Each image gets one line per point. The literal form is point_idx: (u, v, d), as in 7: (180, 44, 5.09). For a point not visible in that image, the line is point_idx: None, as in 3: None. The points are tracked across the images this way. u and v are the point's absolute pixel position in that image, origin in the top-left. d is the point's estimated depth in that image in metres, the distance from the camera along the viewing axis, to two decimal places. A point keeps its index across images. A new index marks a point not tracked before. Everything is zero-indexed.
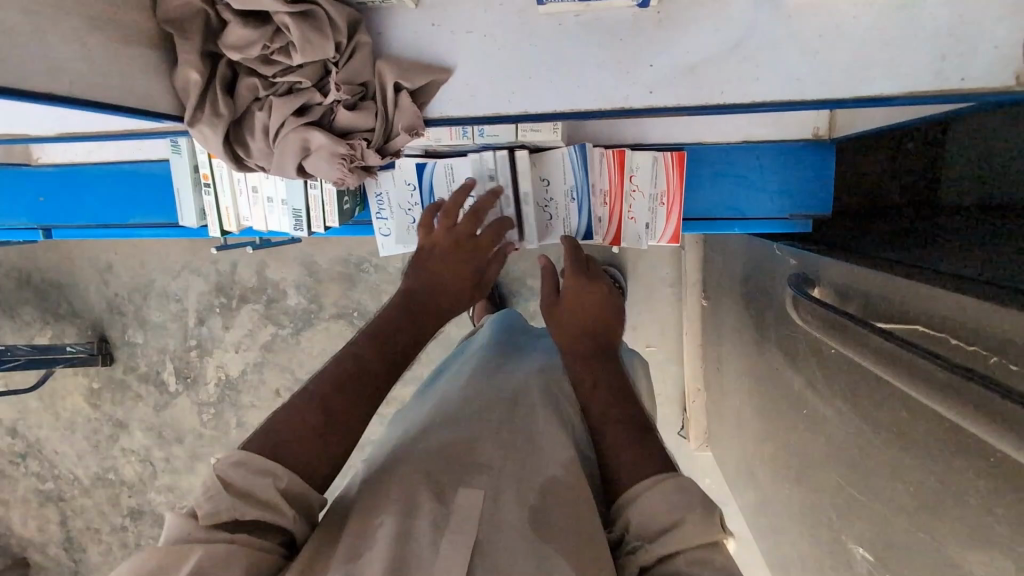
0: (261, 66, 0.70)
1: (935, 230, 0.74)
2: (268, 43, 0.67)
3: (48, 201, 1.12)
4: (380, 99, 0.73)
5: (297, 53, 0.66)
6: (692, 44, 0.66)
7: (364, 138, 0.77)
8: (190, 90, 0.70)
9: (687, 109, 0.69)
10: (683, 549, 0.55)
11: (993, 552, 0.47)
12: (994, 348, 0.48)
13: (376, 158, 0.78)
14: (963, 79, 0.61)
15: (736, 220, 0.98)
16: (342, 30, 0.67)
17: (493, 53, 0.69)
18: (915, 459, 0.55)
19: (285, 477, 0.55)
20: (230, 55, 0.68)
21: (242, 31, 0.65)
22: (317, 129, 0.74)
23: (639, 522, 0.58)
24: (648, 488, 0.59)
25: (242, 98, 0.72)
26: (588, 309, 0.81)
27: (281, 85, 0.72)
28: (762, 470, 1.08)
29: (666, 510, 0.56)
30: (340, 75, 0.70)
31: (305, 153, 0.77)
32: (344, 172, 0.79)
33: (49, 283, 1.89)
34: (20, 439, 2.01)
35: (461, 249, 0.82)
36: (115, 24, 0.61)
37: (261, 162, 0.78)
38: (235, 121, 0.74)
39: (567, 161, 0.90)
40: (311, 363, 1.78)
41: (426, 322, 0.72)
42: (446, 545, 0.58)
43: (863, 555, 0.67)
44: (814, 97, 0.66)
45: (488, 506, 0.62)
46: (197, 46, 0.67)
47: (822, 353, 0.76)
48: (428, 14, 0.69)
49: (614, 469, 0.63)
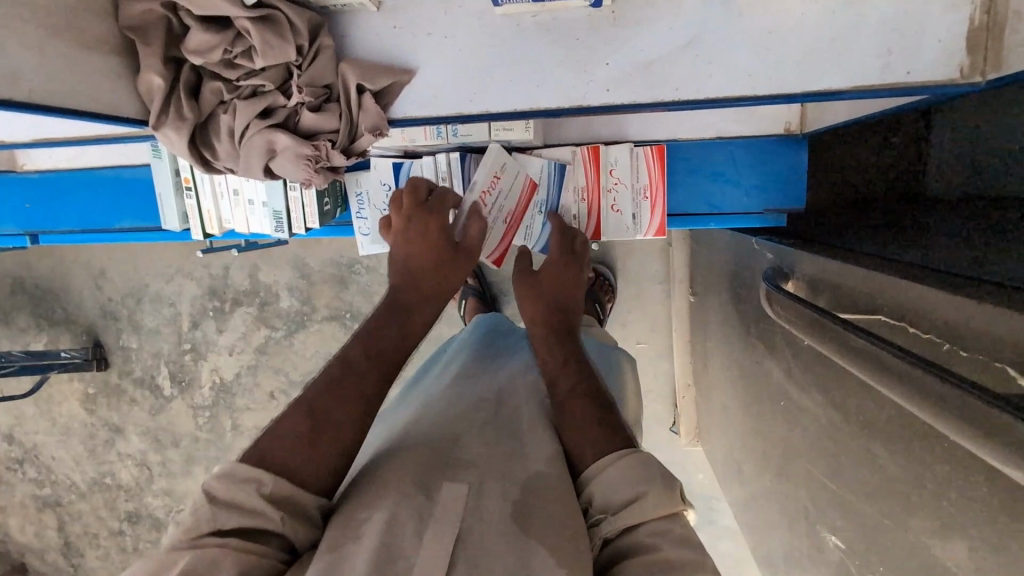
0: (225, 70, 0.71)
1: (904, 222, 0.75)
2: (230, 47, 0.68)
3: (35, 207, 1.12)
4: (344, 101, 0.74)
5: (259, 57, 0.68)
6: (644, 43, 0.67)
7: (329, 139, 0.77)
8: (154, 94, 0.71)
9: (643, 107, 0.70)
10: (647, 519, 0.60)
11: (950, 534, 0.47)
12: (945, 335, 0.49)
13: (341, 158, 0.78)
14: (909, 73, 0.63)
15: (712, 216, 0.99)
16: (302, 33, 0.68)
17: (454, 53, 0.71)
18: (879, 444, 0.56)
19: (269, 483, 0.57)
20: (192, 60, 0.69)
21: (204, 36, 0.67)
22: (281, 131, 0.75)
23: (611, 487, 0.62)
24: (620, 458, 0.64)
25: (207, 102, 0.74)
26: (564, 284, 0.88)
27: (246, 88, 0.73)
28: (747, 463, 1.08)
29: (632, 484, 0.61)
30: (302, 78, 0.71)
31: (271, 155, 0.78)
32: (310, 172, 0.79)
33: (43, 290, 1.90)
34: (18, 446, 2.02)
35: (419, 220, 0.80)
36: (80, 32, 0.62)
37: (228, 164, 0.79)
38: (201, 123, 0.75)
39: (519, 185, 0.91)
40: (305, 365, 1.79)
41: (411, 319, 0.72)
42: (428, 535, 0.58)
43: (836, 544, 0.67)
44: (769, 92, 0.67)
45: (469, 497, 0.63)
46: (160, 51, 0.68)
47: (797, 344, 0.77)
48: (389, 18, 0.70)
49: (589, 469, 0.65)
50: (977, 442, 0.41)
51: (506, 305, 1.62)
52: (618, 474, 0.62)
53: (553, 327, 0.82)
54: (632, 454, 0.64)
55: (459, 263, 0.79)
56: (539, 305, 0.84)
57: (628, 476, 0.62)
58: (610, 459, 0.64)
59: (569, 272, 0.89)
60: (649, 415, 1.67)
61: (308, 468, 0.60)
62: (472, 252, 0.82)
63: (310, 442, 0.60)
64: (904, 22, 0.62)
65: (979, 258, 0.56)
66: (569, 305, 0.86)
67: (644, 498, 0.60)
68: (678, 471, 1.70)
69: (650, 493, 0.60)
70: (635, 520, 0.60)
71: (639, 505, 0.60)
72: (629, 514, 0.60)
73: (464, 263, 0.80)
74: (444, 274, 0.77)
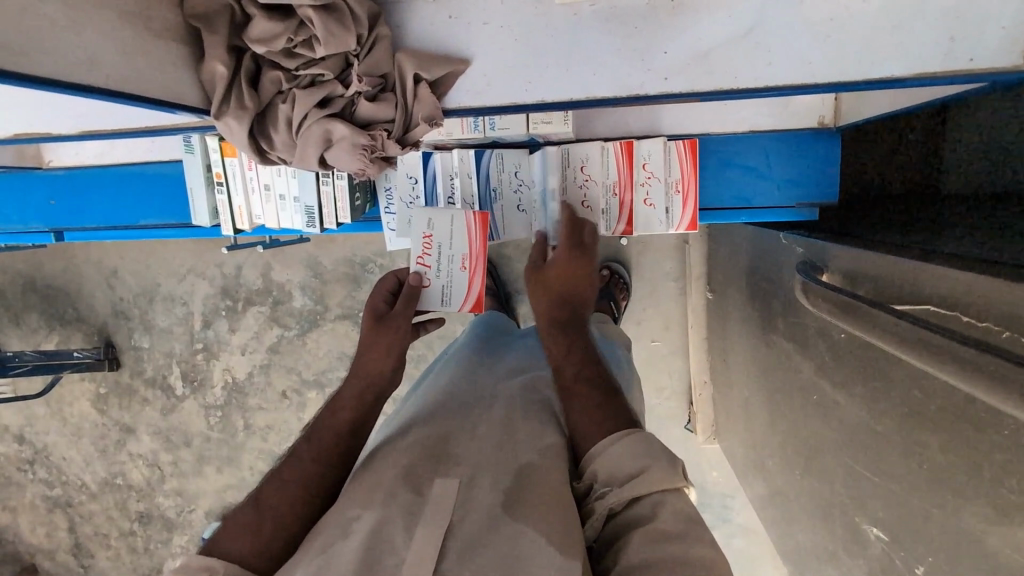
0: (284, 60, 0.70)
1: (941, 219, 0.76)
2: (293, 36, 0.68)
3: (60, 204, 1.12)
4: (400, 91, 0.74)
5: (321, 46, 0.67)
6: (704, 30, 0.67)
7: (384, 129, 0.78)
8: (216, 82, 0.70)
9: (701, 94, 0.70)
10: (648, 492, 0.62)
11: (1008, 522, 0.47)
12: (1004, 323, 0.48)
13: (396, 149, 0.79)
14: (971, 59, 0.63)
15: (743, 210, 0.99)
16: (362, 21, 0.68)
17: (509, 44, 0.71)
18: (928, 436, 0.56)
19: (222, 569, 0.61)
20: (255, 49, 0.68)
21: (267, 24, 0.66)
22: (339, 121, 0.75)
23: (609, 471, 0.64)
24: (619, 439, 0.66)
25: (267, 92, 0.73)
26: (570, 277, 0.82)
27: (304, 78, 0.73)
28: (772, 458, 1.08)
29: (634, 460, 0.63)
30: (362, 67, 0.72)
31: (327, 145, 0.78)
32: (365, 163, 0.80)
33: (55, 289, 1.90)
34: (28, 446, 2.02)
35: (369, 323, 0.78)
36: (146, 19, 0.62)
37: (283, 155, 0.79)
38: (259, 114, 0.75)
39: (459, 222, 0.86)
40: (318, 365, 1.79)
41: (341, 396, 0.74)
42: (417, 532, 0.62)
43: (877, 535, 0.67)
44: (824, 80, 0.67)
45: (459, 490, 0.66)
46: (221, 40, 0.68)
47: (831, 339, 0.77)
48: (445, 7, 0.70)
49: (601, 450, 0.66)
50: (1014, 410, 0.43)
51: (521, 305, 1.63)
52: (617, 455, 0.64)
53: (562, 325, 0.80)
54: (632, 436, 0.66)
55: (378, 338, 0.77)
56: (546, 300, 0.82)
57: (633, 451, 0.64)
58: (613, 437, 0.66)
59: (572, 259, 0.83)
60: (664, 413, 1.67)
61: (249, 550, 0.63)
62: (400, 326, 0.79)
63: (259, 527, 0.65)
64: (964, 9, 0.62)
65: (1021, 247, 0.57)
66: (578, 299, 0.82)
67: (648, 471, 0.62)
68: (693, 470, 1.70)
69: (653, 468, 0.62)
70: (638, 493, 0.62)
71: (644, 480, 0.62)
72: (634, 486, 0.62)
73: (386, 337, 0.77)
74: (361, 355, 0.77)
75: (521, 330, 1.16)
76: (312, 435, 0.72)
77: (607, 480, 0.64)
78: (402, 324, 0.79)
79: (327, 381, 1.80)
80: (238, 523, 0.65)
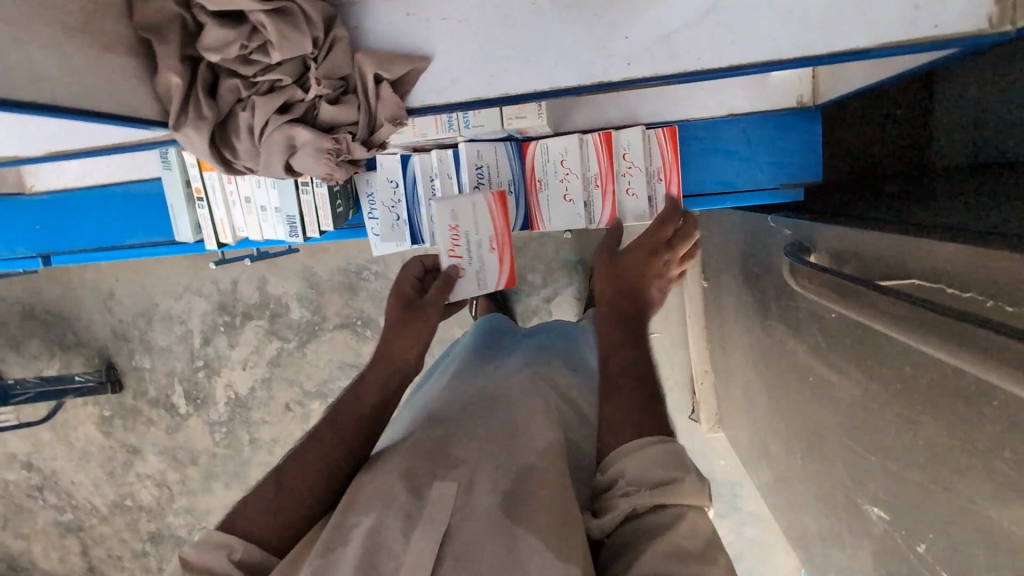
0: (240, 67, 0.70)
1: (934, 192, 0.75)
2: (246, 42, 0.67)
3: (46, 228, 1.12)
4: (362, 92, 0.74)
5: (276, 51, 0.67)
6: (665, 12, 0.66)
7: (349, 131, 0.77)
8: (172, 93, 0.70)
9: (665, 78, 0.70)
10: (675, 500, 0.59)
11: (1002, 493, 0.47)
12: (987, 292, 0.47)
13: (362, 151, 0.78)
14: (936, 26, 0.62)
15: (728, 195, 0.98)
16: (317, 24, 0.68)
17: (470, 39, 0.71)
18: (920, 412, 0.55)
19: (239, 549, 0.62)
20: (209, 56, 0.68)
21: (219, 32, 0.66)
22: (301, 126, 0.75)
23: (640, 473, 0.60)
24: (652, 445, 0.61)
25: (225, 100, 0.73)
26: (636, 272, 0.80)
27: (263, 84, 0.72)
28: (774, 444, 1.07)
29: (667, 467, 0.60)
30: (319, 70, 0.71)
31: (292, 151, 0.77)
32: (332, 167, 0.79)
33: (54, 315, 1.90)
34: (37, 472, 2.02)
35: (401, 312, 0.76)
36: (97, 36, 0.62)
37: (248, 163, 0.78)
38: (220, 123, 0.75)
39: (482, 208, 0.84)
40: (319, 375, 1.79)
41: (364, 378, 0.73)
42: (417, 535, 0.62)
43: (878, 516, 0.67)
44: (792, 56, 0.66)
45: (459, 495, 0.66)
46: (174, 50, 0.68)
47: (822, 319, 0.76)
48: (403, 5, 0.70)
49: (634, 451, 0.61)
50: (1010, 380, 0.41)
51: (518, 304, 1.64)
52: (648, 458, 0.60)
53: (623, 313, 0.76)
54: (663, 444, 0.61)
55: (408, 324, 0.75)
56: (612, 287, 0.79)
57: (667, 457, 0.60)
58: (644, 442, 0.62)
59: (644, 257, 0.82)
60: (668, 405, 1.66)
61: (268, 529, 0.64)
62: (430, 314, 0.77)
63: (278, 507, 0.65)
64: None
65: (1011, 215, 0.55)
66: (642, 294, 0.79)
67: (679, 482, 0.59)
68: (701, 461, 1.69)
69: (686, 479, 0.59)
70: (663, 501, 0.58)
71: (675, 488, 0.58)
72: (661, 495, 0.58)
73: (416, 324, 0.75)
74: (388, 338, 0.74)
75: (521, 332, 1.15)
76: (334, 421, 0.70)
77: (635, 481, 0.60)
78: (432, 311, 0.77)
79: (329, 392, 1.80)
80: (256, 501, 0.66)
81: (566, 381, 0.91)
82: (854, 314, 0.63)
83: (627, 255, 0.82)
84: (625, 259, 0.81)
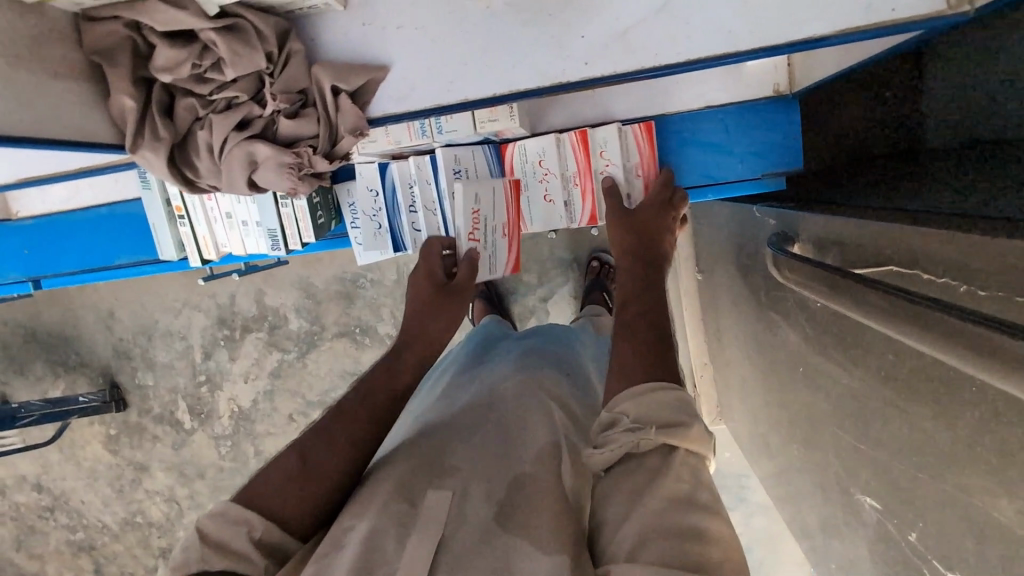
0: (197, 85, 0.71)
1: (919, 175, 0.74)
2: (199, 60, 0.68)
3: (33, 253, 1.13)
4: (321, 105, 0.74)
5: (229, 67, 0.68)
6: (621, 10, 0.66)
7: (309, 146, 0.78)
8: (128, 116, 0.70)
9: (625, 76, 0.70)
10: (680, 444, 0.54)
11: (985, 478, 0.46)
12: (961, 276, 0.47)
13: (324, 164, 0.79)
14: (893, 10, 0.61)
15: (710, 187, 0.98)
16: (270, 39, 0.68)
17: (427, 45, 0.71)
18: (903, 400, 0.55)
19: (259, 528, 0.59)
20: (161, 77, 0.68)
21: (171, 52, 0.66)
22: (260, 141, 0.76)
23: (648, 412, 0.55)
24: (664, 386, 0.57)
25: (182, 120, 0.74)
26: (655, 227, 0.80)
27: (219, 102, 0.73)
28: (772, 435, 1.06)
29: (676, 412, 0.55)
30: (276, 85, 0.72)
31: (253, 166, 0.78)
32: (295, 182, 0.79)
33: (55, 336, 1.91)
34: (47, 493, 2.03)
35: (433, 294, 0.78)
36: (46, 63, 0.62)
37: (211, 181, 0.80)
38: (179, 142, 0.76)
39: (499, 194, 0.87)
40: (321, 385, 1.79)
41: (401, 360, 0.71)
42: (411, 542, 0.61)
43: (870, 505, 0.66)
44: (747, 48, 0.66)
45: (453, 502, 0.65)
46: (126, 73, 0.68)
47: (809, 308, 0.75)
48: (358, 15, 0.70)
49: (642, 392, 0.56)
50: (993, 375, 0.39)
51: (515, 304, 1.64)
52: (656, 400, 0.56)
53: (643, 263, 0.74)
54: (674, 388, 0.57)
55: (443, 305, 0.77)
56: (633, 240, 0.77)
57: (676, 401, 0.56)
58: (653, 383, 0.57)
59: (661, 214, 0.82)
60: None
61: (292, 507, 0.61)
62: (461, 297, 0.80)
63: (302, 481, 0.62)
64: None
65: (1001, 193, 0.54)
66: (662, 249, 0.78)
67: (686, 426, 0.55)
68: None
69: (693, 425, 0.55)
70: (670, 443, 0.54)
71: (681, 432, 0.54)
72: (668, 436, 0.54)
73: (450, 306, 0.78)
74: (426, 319, 0.75)
75: (517, 334, 1.14)
76: (363, 398, 0.68)
77: (641, 419, 0.55)
78: (463, 294, 0.80)
79: (332, 401, 1.80)
80: (273, 476, 0.62)
81: (562, 381, 0.90)
82: (842, 309, 0.60)
83: (644, 213, 0.82)
84: (643, 217, 0.81)
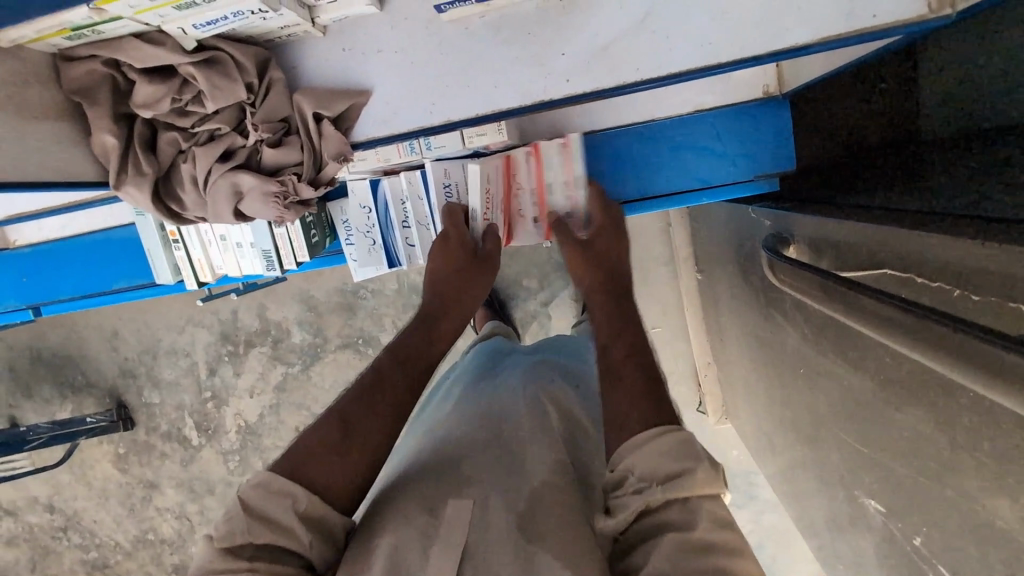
0: (177, 119, 0.73)
1: (913, 171, 0.73)
2: (178, 95, 0.70)
3: (32, 280, 1.13)
4: (304, 132, 0.75)
5: (209, 100, 0.69)
6: (600, 26, 0.66)
7: (294, 172, 0.79)
8: (109, 152, 0.73)
9: (607, 91, 0.70)
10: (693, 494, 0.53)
11: (984, 482, 0.46)
12: (955, 281, 0.46)
13: (309, 191, 0.79)
14: (875, 15, 0.61)
15: (704, 190, 0.98)
16: (250, 70, 0.70)
17: (409, 67, 0.71)
18: (901, 403, 0.54)
19: (304, 499, 0.56)
20: (142, 113, 0.70)
21: (150, 88, 0.68)
22: (244, 172, 0.76)
23: (652, 467, 0.54)
24: (662, 434, 0.55)
25: (166, 153, 0.76)
26: (611, 251, 0.83)
27: (201, 134, 0.75)
28: (777, 434, 1.06)
29: (680, 457, 0.54)
30: (258, 115, 0.73)
31: (240, 197, 0.78)
32: (281, 210, 0.79)
33: (61, 358, 1.92)
34: (59, 514, 2.04)
35: (467, 262, 0.82)
36: (24, 104, 0.64)
37: (197, 213, 0.81)
38: (163, 175, 0.77)
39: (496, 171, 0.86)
40: (326, 397, 1.79)
41: (437, 328, 0.75)
42: (433, 555, 0.60)
43: (875, 507, 0.65)
44: (730, 59, 0.65)
45: (473, 510, 0.63)
46: (106, 111, 0.70)
47: (808, 310, 0.75)
48: (338, 41, 0.71)
49: (640, 447, 0.55)
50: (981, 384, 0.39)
51: (516, 309, 1.64)
52: (659, 450, 0.55)
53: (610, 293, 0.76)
54: (672, 432, 0.56)
55: (476, 271, 0.82)
56: (594, 275, 0.79)
57: (678, 447, 0.55)
58: (653, 432, 0.56)
59: (612, 234, 0.86)
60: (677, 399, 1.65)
61: (341, 474, 0.58)
62: (490, 266, 0.84)
63: (346, 451, 0.59)
64: None
65: (1000, 186, 0.53)
66: (622, 270, 0.81)
67: (693, 472, 0.53)
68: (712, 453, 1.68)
69: (701, 469, 0.53)
70: (682, 495, 0.53)
71: (690, 482, 0.53)
72: (675, 490, 0.53)
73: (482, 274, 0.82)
74: (462, 285, 0.80)
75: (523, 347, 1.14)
76: (399, 362, 0.68)
77: (647, 477, 0.54)
78: (491, 264, 0.84)
79: None
80: (310, 447, 0.59)
81: (567, 389, 0.90)
82: (836, 313, 0.58)
83: (598, 242, 0.84)
84: (596, 249, 0.83)
